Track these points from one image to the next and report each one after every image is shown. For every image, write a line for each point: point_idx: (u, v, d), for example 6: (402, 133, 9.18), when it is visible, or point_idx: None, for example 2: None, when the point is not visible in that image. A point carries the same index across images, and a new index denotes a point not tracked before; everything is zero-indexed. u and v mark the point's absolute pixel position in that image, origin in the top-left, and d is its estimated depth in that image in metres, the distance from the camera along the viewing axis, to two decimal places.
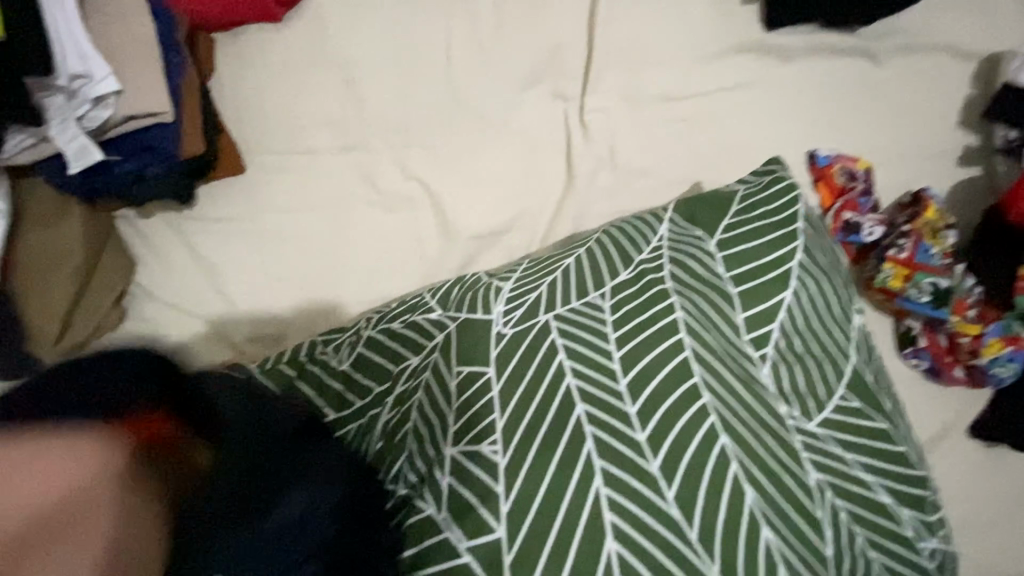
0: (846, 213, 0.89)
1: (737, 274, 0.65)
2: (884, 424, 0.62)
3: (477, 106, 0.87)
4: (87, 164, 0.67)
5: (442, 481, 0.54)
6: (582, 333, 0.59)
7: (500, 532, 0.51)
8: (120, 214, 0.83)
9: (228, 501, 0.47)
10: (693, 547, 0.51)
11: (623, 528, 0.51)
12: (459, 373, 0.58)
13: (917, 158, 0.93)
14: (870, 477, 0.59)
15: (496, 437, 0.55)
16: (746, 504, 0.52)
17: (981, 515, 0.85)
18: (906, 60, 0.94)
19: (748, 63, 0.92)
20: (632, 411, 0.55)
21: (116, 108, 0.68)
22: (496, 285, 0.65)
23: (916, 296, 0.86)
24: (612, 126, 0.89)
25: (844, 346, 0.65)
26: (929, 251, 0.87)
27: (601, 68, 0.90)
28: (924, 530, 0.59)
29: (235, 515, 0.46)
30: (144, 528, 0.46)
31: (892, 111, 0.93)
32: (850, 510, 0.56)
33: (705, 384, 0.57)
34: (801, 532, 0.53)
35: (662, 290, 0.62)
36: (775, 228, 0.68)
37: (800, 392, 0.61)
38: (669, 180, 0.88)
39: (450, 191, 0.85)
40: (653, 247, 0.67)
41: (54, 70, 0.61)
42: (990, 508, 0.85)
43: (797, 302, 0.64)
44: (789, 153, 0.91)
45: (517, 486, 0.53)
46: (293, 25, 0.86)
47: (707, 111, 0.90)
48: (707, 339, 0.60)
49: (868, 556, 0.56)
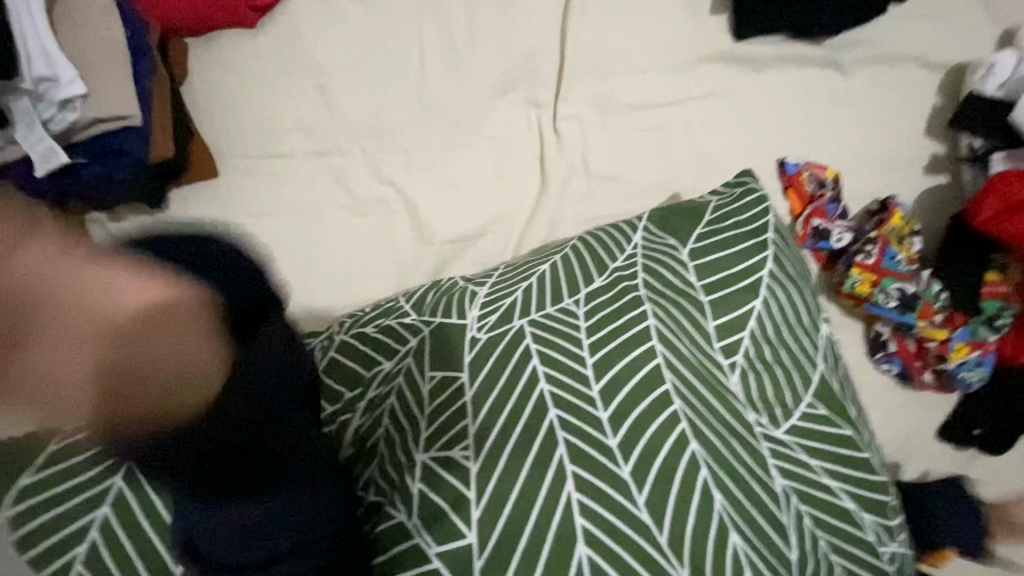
0: (815, 219, 0.91)
1: (709, 282, 0.66)
2: (849, 432, 0.62)
3: (452, 112, 0.88)
4: (52, 167, 0.68)
5: (413, 487, 0.54)
6: (555, 338, 0.59)
7: (471, 538, 0.51)
8: (91, 217, 0.80)
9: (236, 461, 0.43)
10: (662, 551, 0.51)
11: (594, 533, 0.51)
12: (432, 377, 0.59)
13: (885, 166, 0.95)
14: (834, 484, 0.59)
15: (468, 442, 0.55)
16: (715, 510, 0.53)
17: None
18: (872, 70, 0.97)
19: (718, 73, 0.94)
20: (604, 416, 0.56)
21: (83, 111, 0.68)
22: (471, 289, 0.66)
23: (884, 301, 0.88)
24: (586, 133, 0.90)
25: (811, 353, 0.66)
26: (895, 257, 0.89)
27: (575, 76, 0.91)
28: (886, 535, 0.60)
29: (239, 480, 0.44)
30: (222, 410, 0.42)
31: (860, 120, 0.95)
32: (814, 514, 0.57)
33: (677, 391, 0.57)
34: (767, 537, 0.54)
35: (635, 298, 0.62)
36: (747, 238, 0.69)
37: (768, 399, 0.62)
38: (642, 186, 0.90)
39: (426, 196, 0.86)
40: (628, 256, 0.67)
41: (17, 72, 0.62)
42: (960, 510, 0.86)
43: (766, 310, 0.65)
44: (760, 160, 0.93)
45: (488, 492, 0.52)
46: (268, 31, 0.87)
47: (680, 119, 0.92)
48: (679, 347, 0.60)
49: (830, 560, 0.57)
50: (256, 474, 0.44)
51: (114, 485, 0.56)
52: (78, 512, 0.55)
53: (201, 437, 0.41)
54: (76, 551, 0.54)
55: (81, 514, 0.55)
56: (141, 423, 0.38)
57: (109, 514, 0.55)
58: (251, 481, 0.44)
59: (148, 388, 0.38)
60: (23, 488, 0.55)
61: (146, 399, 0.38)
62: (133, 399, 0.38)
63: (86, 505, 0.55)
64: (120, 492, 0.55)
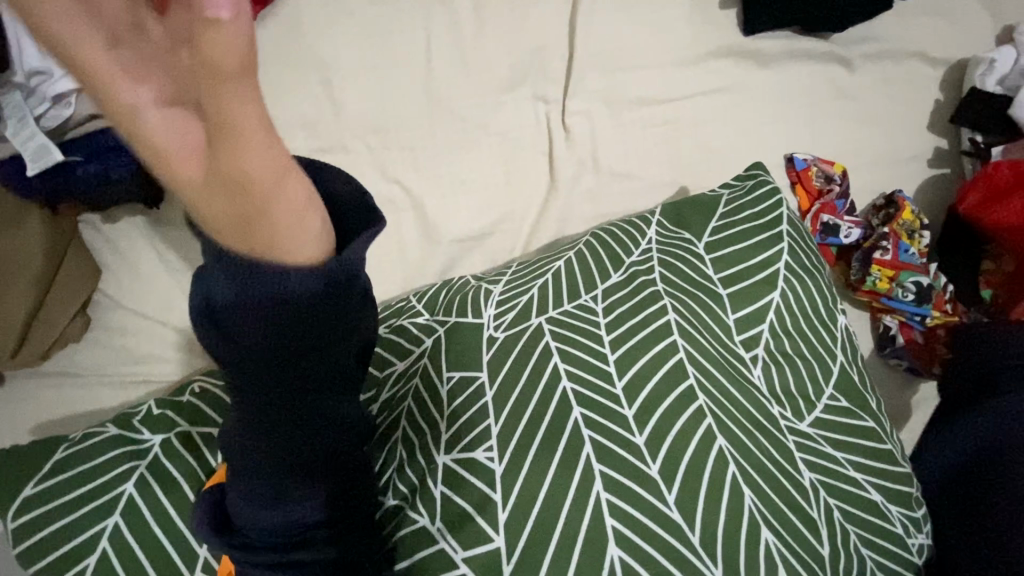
0: (823, 215, 0.90)
1: (726, 276, 0.65)
2: (871, 424, 0.62)
3: (459, 108, 0.86)
4: (45, 165, 0.65)
5: (436, 489, 0.52)
6: (576, 335, 0.57)
7: (499, 542, 0.49)
8: (83, 219, 0.79)
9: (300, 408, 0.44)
10: (695, 551, 0.49)
11: (626, 534, 0.48)
12: (450, 379, 0.57)
13: (891, 161, 0.95)
14: (861, 476, 0.58)
15: (492, 443, 0.52)
16: (745, 506, 0.51)
17: None
18: (877, 66, 0.97)
19: (726, 68, 0.93)
20: (630, 414, 0.53)
21: (78, 107, 0.67)
22: (485, 287, 0.65)
23: (901, 295, 0.87)
24: (594, 129, 0.89)
25: (831, 345, 0.65)
26: (909, 250, 0.88)
27: (583, 71, 0.89)
28: (912, 527, 0.59)
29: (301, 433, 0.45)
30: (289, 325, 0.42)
31: (865, 115, 0.95)
32: (842, 508, 0.56)
33: (701, 386, 0.55)
34: (799, 533, 0.52)
35: (653, 293, 0.61)
36: (761, 231, 0.68)
37: (790, 392, 0.61)
38: (651, 183, 0.89)
39: (432, 194, 0.84)
40: (643, 250, 0.66)
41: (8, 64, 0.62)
42: None
43: (785, 303, 0.64)
44: (768, 156, 0.93)
45: (515, 493, 0.50)
46: (268, 24, 0.84)
47: (688, 115, 0.91)
48: (701, 342, 0.58)
49: (862, 554, 0.55)
50: (311, 452, 0.46)
51: (121, 494, 0.53)
52: (87, 521, 0.52)
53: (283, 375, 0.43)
54: (87, 561, 0.51)
55: (85, 526, 0.52)
56: (250, 184, 0.34)
57: (117, 525, 0.52)
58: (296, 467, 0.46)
59: (269, 133, 0.34)
60: (26, 499, 0.53)
61: (262, 156, 0.34)
62: (254, 140, 0.33)
63: (91, 517, 0.52)
64: (131, 499, 0.53)
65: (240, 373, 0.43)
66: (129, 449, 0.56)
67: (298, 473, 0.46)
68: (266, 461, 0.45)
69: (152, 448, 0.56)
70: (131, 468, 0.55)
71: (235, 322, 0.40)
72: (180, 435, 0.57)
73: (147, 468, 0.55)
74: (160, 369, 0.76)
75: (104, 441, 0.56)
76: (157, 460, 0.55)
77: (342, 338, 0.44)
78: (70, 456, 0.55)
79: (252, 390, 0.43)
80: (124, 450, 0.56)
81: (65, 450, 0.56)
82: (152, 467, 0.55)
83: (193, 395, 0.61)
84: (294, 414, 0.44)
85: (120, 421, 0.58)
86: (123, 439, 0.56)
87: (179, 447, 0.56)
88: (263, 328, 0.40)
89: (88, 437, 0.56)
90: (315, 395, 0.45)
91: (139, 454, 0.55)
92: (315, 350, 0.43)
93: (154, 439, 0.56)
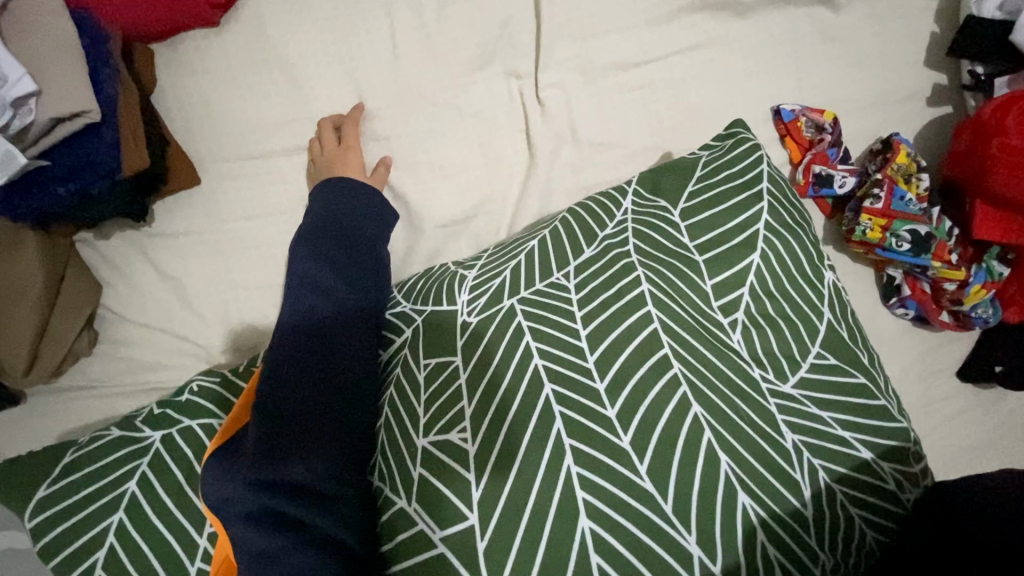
0: (816, 165, 0.87)
1: (702, 242, 0.64)
2: (862, 380, 0.60)
3: (430, 92, 0.85)
4: (12, 172, 0.63)
5: (414, 473, 0.53)
6: (548, 313, 0.57)
7: (473, 519, 0.49)
8: (79, 238, 0.81)
9: (326, 363, 0.60)
10: (668, 519, 0.49)
11: (596, 505, 0.49)
12: (427, 365, 0.58)
13: (887, 103, 0.91)
14: (849, 435, 0.57)
15: (465, 425, 0.53)
16: (721, 471, 0.51)
17: (963, 459, 0.86)
18: (864, 4, 0.92)
19: (702, 23, 0.90)
20: (601, 387, 0.53)
21: (40, 112, 0.64)
22: (460, 274, 0.66)
23: (895, 245, 0.83)
24: (571, 100, 0.87)
25: (817, 303, 0.63)
26: (905, 197, 0.83)
27: (553, 40, 0.87)
28: (908, 483, 0.57)
29: (319, 381, 0.58)
30: (333, 277, 0.66)
31: (853, 57, 0.91)
32: (828, 468, 0.54)
33: (676, 354, 0.55)
34: (781, 498, 0.52)
35: (627, 265, 0.60)
36: (739, 191, 0.66)
37: (773, 353, 0.59)
38: (632, 149, 0.87)
39: (411, 183, 0.84)
40: (617, 222, 0.65)
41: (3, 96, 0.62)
42: (970, 449, 0.86)
43: (766, 264, 0.63)
44: (753, 112, 0.90)
45: (487, 473, 0.51)
46: (232, 27, 0.84)
47: (666, 75, 0.88)
48: (675, 310, 0.58)
49: (850, 513, 0.54)
50: (325, 397, 0.58)
51: (126, 491, 0.57)
52: (95, 518, 0.56)
53: (320, 335, 0.61)
54: (96, 555, 0.54)
55: (96, 521, 0.55)
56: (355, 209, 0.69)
57: (122, 520, 0.55)
58: (299, 433, 0.55)
59: None
60: (41, 500, 0.57)
61: None
62: None
63: (100, 513, 0.56)
64: (135, 496, 0.56)
65: (298, 321, 0.62)
66: (133, 449, 0.59)
67: (306, 413, 0.56)
68: (281, 405, 0.56)
69: (153, 444, 0.59)
70: (135, 466, 0.58)
71: (308, 265, 0.66)
72: (182, 431, 0.60)
73: (148, 465, 0.58)
74: (168, 376, 0.80)
75: (110, 442, 0.60)
76: (158, 456, 0.58)
77: (364, 317, 0.64)
78: (79, 458, 0.59)
79: (296, 338, 0.61)
80: (129, 450, 0.59)
81: (74, 453, 0.60)
82: (153, 463, 0.58)
83: (193, 394, 0.63)
84: (309, 404, 0.57)
85: (123, 423, 0.62)
86: (126, 439, 0.60)
87: (179, 441, 0.59)
88: (313, 284, 0.65)
89: (96, 440, 0.60)
90: (339, 355, 0.60)
91: (141, 452, 0.59)
92: (349, 316, 0.63)
93: (155, 436, 0.59)
